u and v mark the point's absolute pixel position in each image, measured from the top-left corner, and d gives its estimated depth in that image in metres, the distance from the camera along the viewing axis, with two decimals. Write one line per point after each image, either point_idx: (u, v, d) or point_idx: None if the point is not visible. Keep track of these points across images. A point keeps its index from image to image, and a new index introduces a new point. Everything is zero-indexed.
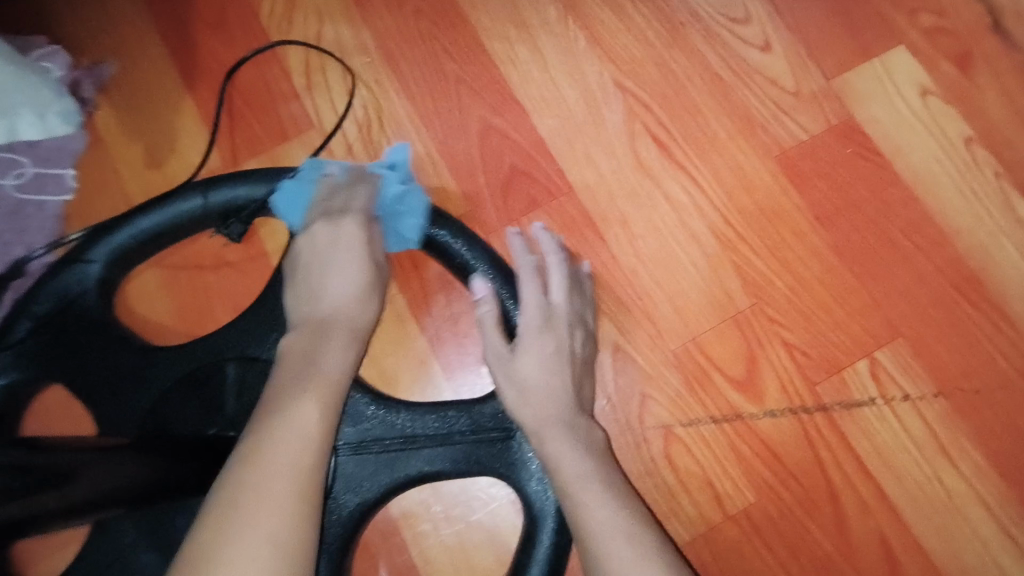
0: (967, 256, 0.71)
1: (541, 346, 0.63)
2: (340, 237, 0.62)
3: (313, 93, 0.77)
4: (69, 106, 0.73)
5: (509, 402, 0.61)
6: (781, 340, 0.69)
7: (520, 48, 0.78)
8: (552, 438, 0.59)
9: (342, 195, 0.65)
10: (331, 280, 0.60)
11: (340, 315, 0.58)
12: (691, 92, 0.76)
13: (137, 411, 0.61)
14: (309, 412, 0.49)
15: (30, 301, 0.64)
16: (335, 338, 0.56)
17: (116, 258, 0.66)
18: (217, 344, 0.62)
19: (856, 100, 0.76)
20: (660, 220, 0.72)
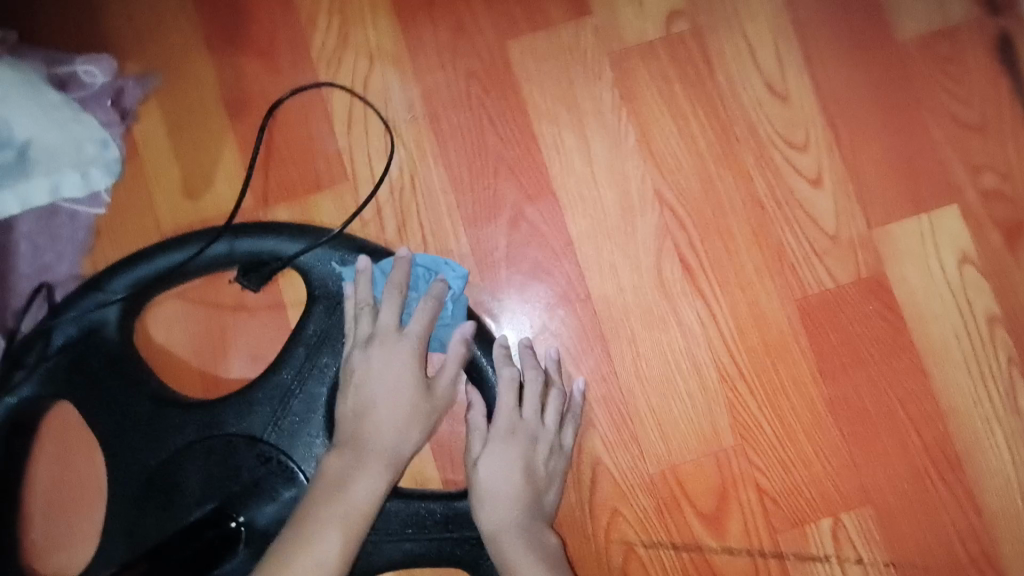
0: (956, 437, 0.72)
1: (505, 454, 0.68)
2: (397, 359, 0.67)
3: (352, 144, 0.77)
4: (110, 158, 0.75)
5: (472, 501, 0.67)
6: (755, 484, 0.72)
7: (568, 134, 0.76)
8: (510, 537, 0.65)
9: (390, 308, 0.68)
10: (377, 398, 0.66)
11: (377, 437, 0.65)
12: (729, 215, 0.75)
13: (144, 455, 0.67)
14: (336, 538, 0.59)
15: (57, 323, 0.70)
16: (372, 462, 0.63)
17: (134, 292, 0.70)
18: (225, 409, 0.68)
19: (891, 255, 0.74)
20: (668, 343, 0.74)
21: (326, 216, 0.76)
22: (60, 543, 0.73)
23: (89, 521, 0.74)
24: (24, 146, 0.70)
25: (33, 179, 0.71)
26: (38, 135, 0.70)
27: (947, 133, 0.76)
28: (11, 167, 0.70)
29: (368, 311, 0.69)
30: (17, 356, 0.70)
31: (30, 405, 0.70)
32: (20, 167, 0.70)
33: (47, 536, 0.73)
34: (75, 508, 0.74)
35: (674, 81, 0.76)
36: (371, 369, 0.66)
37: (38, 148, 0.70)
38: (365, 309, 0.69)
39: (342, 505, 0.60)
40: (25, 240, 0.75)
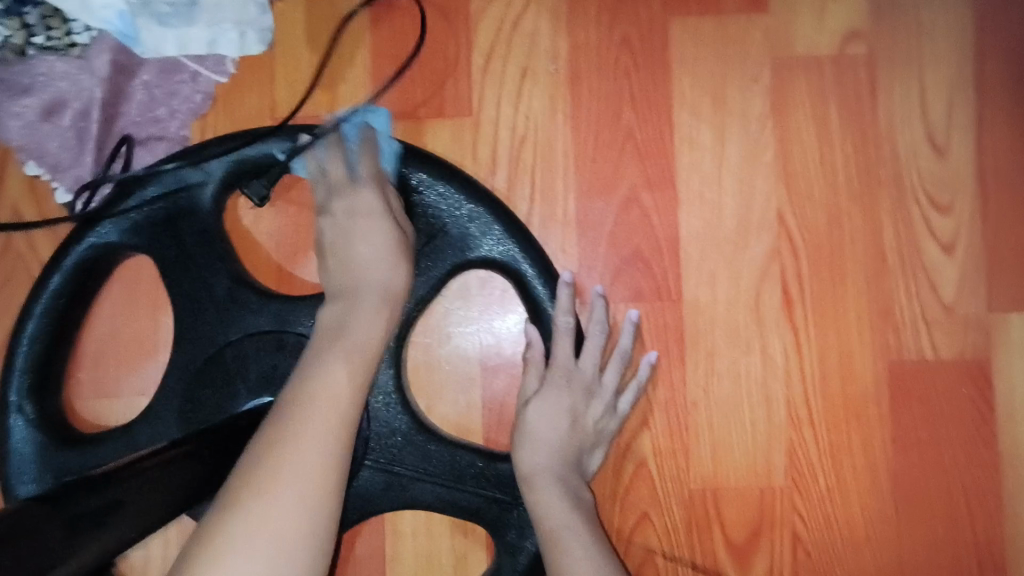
0: (1010, 544, 0.70)
1: (556, 398, 0.68)
2: (371, 209, 0.65)
3: (485, 80, 0.74)
4: (267, 25, 0.73)
5: (514, 443, 0.67)
6: (792, 531, 0.70)
7: (706, 129, 0.72)
8: (546, 484, 0.64)
9: (335, 159, 0.68)
10: (359, 254, 0.63)
11: (359, 285, 0.62)
12: (846, 257, 0.71)
13: (212, 330, 0.67)
14: (340, 383, 0.53)
15: (154, 175, 0.68)
16: (364, 297, 0.61)
17: (234, 169, 0.69)
18: (302, 308, 0.68)
19: (1002, 345, 0.70)
20: (746, 367, 0.71)
21: (440, 145, 0.74)
22: (104, 394, 0.73)
23: (135, 379, 0.73)
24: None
25: (195, 26, 0.70)
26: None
27: None
28: (179, 8, 0.69)
29: (343, 178, 0.67)
30: (108, 202, 0.68)
31: (108, 252, 0.68)
32: (186, 10, 0.70)
33: (92, 384, 0.73)
34: (124, 364, 0.73)
35: (831, 105, 0.72)
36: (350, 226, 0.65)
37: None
38: (339, 176, 0.67)
39: (331, 354, 0.55)
40: (141, 87, 0.72)
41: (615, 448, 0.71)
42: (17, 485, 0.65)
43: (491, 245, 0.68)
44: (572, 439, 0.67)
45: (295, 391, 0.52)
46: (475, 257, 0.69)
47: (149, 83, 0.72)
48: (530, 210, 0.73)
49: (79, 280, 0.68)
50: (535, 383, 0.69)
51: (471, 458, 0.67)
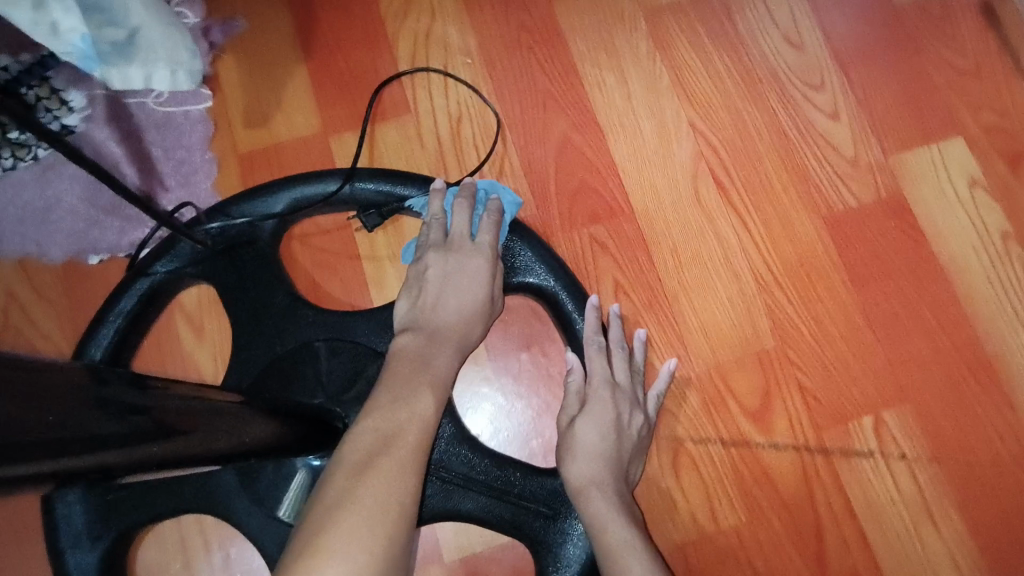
0: (985, 341, 0.76)
1: (602, 411, 0.69)
2: (476, 270, 0.70)
3: (414, 82, 0.84)
4: (196, 67, 0.77)
5: (563, 456, 0.68)
6: (797, 383, 0.75)
7: (609, 75, 0.84)
8: (602, 494, 0.64)
9: (459, 216, 0.72)
10: (449, 300, 0.68)
11: (445, 330, 0.67)
12: (756, 144, 0.82)
13: (256, 360, 0.71)
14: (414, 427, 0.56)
15: (220, 211, 0.73)
16: (445, 344, 0.65)
17: (299, 204, 0.73)
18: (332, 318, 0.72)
19: (908, 180, 0.81)
20: (708, 253, 0.79)
21: (389, 142, 0.83)
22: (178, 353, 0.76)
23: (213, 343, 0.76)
24: (135, 30, 0.66)
25: (131, 65, 0.67)
26: (147, 25, 0.67)
27: (948, 77, 0.83)
28: (116, 46, 0.64)
29: (459, 237, 0.72)
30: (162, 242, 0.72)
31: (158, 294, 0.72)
32: (123, 49, 0.65)
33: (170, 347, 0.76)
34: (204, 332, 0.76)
35: (701, 32, 0.85)
36: (438, 271, 0.70)
37: (143, 37, 0.67)
38: (453, 234, 0.72)
39: (418, 388, 0.60)
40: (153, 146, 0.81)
41: None
42: (63, 524, 0.66)
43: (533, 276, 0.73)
44: (623, 445, 0.68)
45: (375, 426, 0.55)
46: (519, 283, 0.74)
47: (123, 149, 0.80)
48: (483, 175, 0.81)
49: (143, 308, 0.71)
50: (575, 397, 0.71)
51: (516, 470, 0.69)
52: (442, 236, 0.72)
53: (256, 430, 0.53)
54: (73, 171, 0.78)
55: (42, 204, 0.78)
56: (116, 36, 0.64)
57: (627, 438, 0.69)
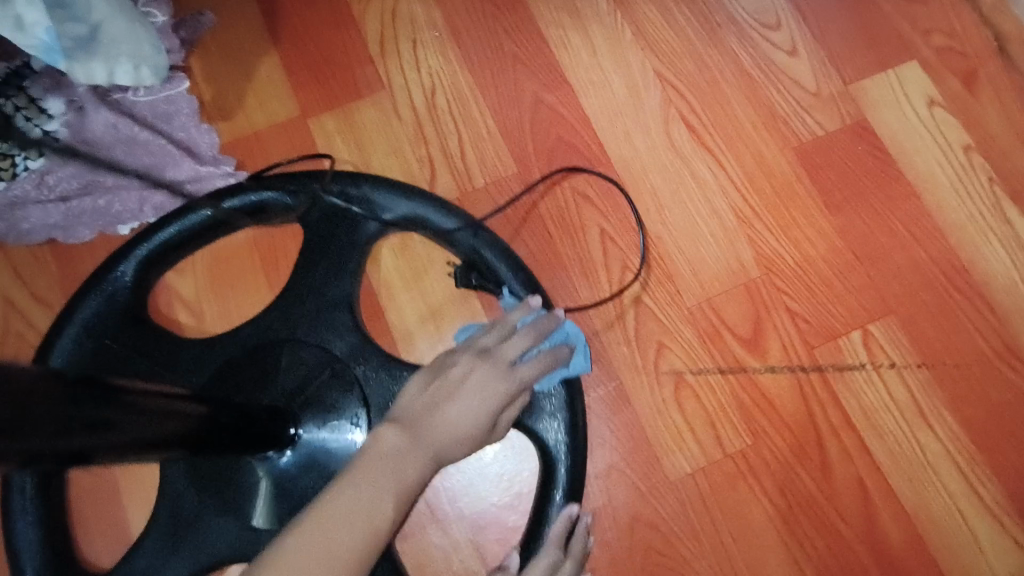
0: (958, 249, 0.79)
1: None
2: (497, 393, 0.63)
3: (386, 59, 0.86)
4: (161, 62, 0.78)
5: None
6: (785, 307, 0.77)
7: (573, 34, 0.87)
8: None
9: (516, 343, 0.67)
10: (455, 407, 0.61)
11: (437, 436, 0.58)
12: (721, 86, 0.85)
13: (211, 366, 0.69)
14: (360, 542, 0.48)
15: (342, 180, 0.73)
16: (423, 450, 0.56)
17: (408, 221, 0.73)
18: (286, 319, 0.70)
19: (869, 105, 0.84)
20: (686, 193, 0.81)
21: (367, 120, 0.84)
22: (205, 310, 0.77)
23: (235, 303, 0.77)
24: (96, 25, 0.70)
25: (93, 60, 0.71)
26: (108, 19, 0.70)
27: (896, 5, 0.86)
28: (80, 41, 0.69)
29: (502, 356, 0.66)
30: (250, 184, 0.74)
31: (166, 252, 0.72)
32: (84, 44, 0.70)
33: (196, 305, 0.77)
34: (229, 289, 0.78)
35: None
36: (460, 377, 0.63)
37: (104, 32, 0.71)
38: (498, 352, 0.66)
39: (386, 496, 0.52)
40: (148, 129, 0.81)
41: (610, 299, 0.78)
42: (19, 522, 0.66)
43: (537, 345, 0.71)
44: None
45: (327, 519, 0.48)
46: (535, 427, 0.70)
47: (112, 143, 0.80)
48: (462, 142, 0.83)
49: (165, 252, 0.72)
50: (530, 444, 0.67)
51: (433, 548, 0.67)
52: (490, 346, 0.66)
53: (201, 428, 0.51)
54: (68, 168, 0.79)
55: (46, 205, 0.78)
56: (77, 31, 0.69)
57: None
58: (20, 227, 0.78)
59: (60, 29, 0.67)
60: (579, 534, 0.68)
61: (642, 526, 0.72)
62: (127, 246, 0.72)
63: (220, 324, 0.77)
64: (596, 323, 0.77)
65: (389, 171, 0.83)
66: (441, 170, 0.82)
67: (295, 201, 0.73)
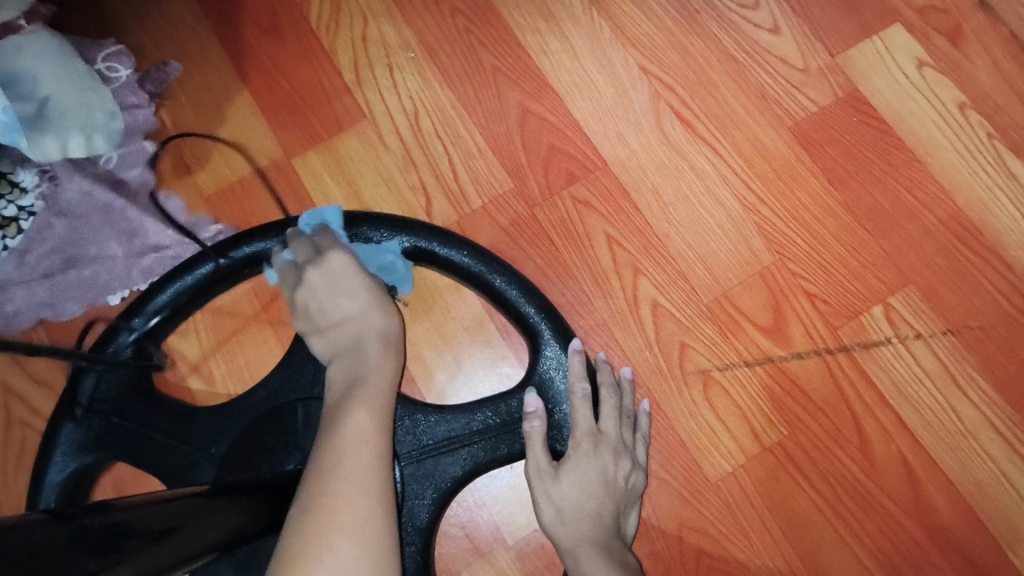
0: (967, 209, 0.78)
1: (591, 487, 0.65)
2: (344, 276, 0.65)
3: (364, 88, 0.84)
4: (114, 129, 0.78)
5: (550, 518, 0.65)
6: (804, 291, 0.76)
7: (551, 38, 0.84)
8: (592, 554, 0.62)
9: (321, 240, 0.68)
10: (365, 312, 0.63)
11: (370, 343, 0.61)
12: (708, 73, 0.83)
13: (228, 436, 0.66)
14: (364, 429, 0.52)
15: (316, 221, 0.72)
16: (379, 366, 0.59)
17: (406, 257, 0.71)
18: (302, 375, 0.67)
19: (859, 74, 0.82)
20: (688, 188, 0.79)
21: (353, 153, 0.82)
22: (212, 375, 0.75)
23: (243, 362, 0.75)
24: (44, 100, 0.73)
25: (46, 137, 0.72)
26: (56, 92, 0.73)
27: None
28: (31, 120, 0.71)
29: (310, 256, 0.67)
30: (219, 245, 0.72)
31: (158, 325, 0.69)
32: (34, 121, 0.72)
33: (202, 369, 0.75)
34: (236, 348, 0.75)
35: None
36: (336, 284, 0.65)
37: (54, 107, 0.73)
38: (337, 247, 0.67)
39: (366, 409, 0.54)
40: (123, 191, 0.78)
41: (626, 305, 0.76)
42: None
43: (550, 360, 0.69)
44: (604, 509, 0.65)
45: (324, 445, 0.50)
46: (562, 447, 0.67)
47: (88, 212, 0.77)
48: (453, 162, 0.81)
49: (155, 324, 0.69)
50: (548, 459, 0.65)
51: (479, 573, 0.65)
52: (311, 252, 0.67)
53: (227, 518, 0.49)
54: (47, 243, 0.76)
55: (29, 284, 0.75)
56: (26, 109, 0.71)
57: (610, 506, 0.65)
58: (5, 311, 0.75)
59: (13, 109, 0.70)
60: (638, 467, 0.69)
61: (691, 534, 0.70)
62: (110, 330, 0.68)
63: (231, 387, 0.74)
64: (614, 332, 0.75)
65: (383, 202, 0.80)
66: (435, 194, 0.80)
67: None
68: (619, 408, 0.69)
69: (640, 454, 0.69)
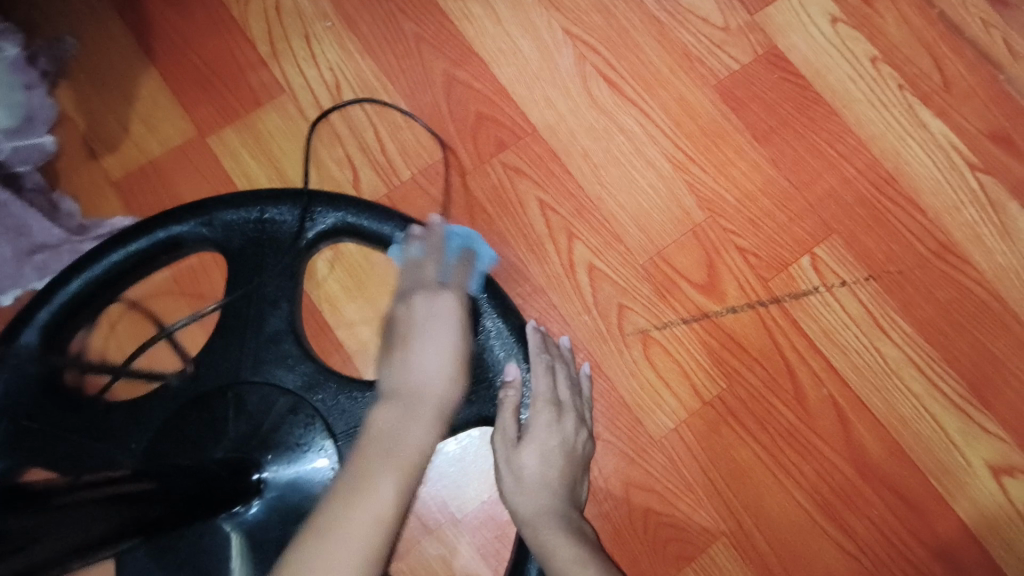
0: (883, 159, 0.81)
1: (548, 455, 0.63)
2: (441, 311, 0.59)
3: (279, 60, 0.80)
4: (18, 101, 0.73)
5: (509, 487, 0.62)
6: (734, 246, 0.77)
7: (473, 4, 0.82)
8: (551, 524, 0.59)
9: (432, 262, 0.64)
10: (426, 348, 0.57)
11: (427, 395, 0.53)
12: (632, 34, 0.83)
13: (150, 430, 0.63)
14: (391, 488, 0.46)
15: (234, 202, 0.68)
16: (423, 414, 0.52)
17: (332, 233, 0.69)
18: (228, 362, 0.64)
19: (778, 32, 0.84)
20: (618, 149, 0.79)
21: (272, 129, 0.78)
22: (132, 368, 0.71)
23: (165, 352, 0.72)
24: None
25: None
26: None
27: None
28: None
29: (433, 280, 0.63)
30: (130, 232, 0.67)
31: (66, 322, 0.64)
32: None
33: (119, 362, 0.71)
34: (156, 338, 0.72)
35: None
36: (419, 317, 0.59)
37: None
38: (429, 279, 0.63)
39: (406, 461, 0.48)
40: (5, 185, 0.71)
41: (563, 270, 0.75)
42: None
43: (490, 330, 0.65)
44: (565, 476, 0.63)
45: (347, 491, 0.45)
46: None
47: None
48: (379, 135, 0.78)
49: (61, 322, 0.63)
50: (518, 424, 0.63)
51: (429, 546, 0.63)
52: (433, 279, 0.63)
53: (146, 508, 0.45)
54: None
55: None
56: None
57: (567, 473, 0.63)
58: None
59: None
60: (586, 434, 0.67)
61: (637, 492, 0.71)
62: (13, 330, 0.63)
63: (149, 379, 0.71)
64: (553, 298, 0.75)
65: (307, 179, 0.77)
66: (362, 168, 0.77)
67: (214, 232, 0.68)
68: (566, 376, 0.68)
69: (587, 419, 0.68)
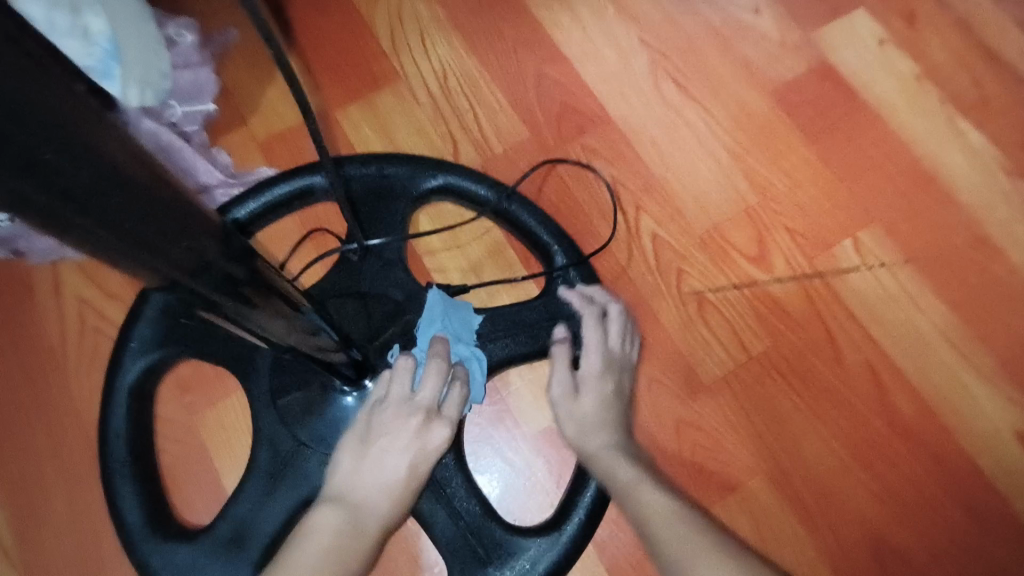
0: (923, 160, 0.90)
1: (602, 397, 0.74)
2: (423, 443, 0.69)
3: (399, 53, 0.95)
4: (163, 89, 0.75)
5: (570, 430, 0.74)
6: (784, 227, 0.87)
7: (563, 15, 0.97)
8: (610, 454, 0.71)
9: (403, 371, 0.71)
10: (392, 454, 0.68)
11: (371, 493, 0.67)
12: (699, 46, 0.96)
13: None
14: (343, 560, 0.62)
15: (358, 160, 0.81)
16: (380, 501, 0.67)
17: (436, 192, 0.81)
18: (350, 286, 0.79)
19: (829, 49, 0.95)
20: (683, 140, 0.91)
21: (388, 107, 0.93)
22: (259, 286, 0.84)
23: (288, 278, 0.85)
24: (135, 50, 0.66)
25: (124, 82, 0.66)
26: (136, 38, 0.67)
27: None
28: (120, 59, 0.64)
29: (414, 402, 0.70)
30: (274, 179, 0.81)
31: None
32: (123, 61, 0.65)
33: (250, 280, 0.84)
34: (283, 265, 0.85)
35: None
36: (386, 422, 0.69)
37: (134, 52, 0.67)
38: (403, 396, 0.71)
39: (349, 531, 0.64)
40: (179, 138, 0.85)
41: (629, 236, 0.87)
42: (122, 506, 0.71)
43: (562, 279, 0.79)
44: (618, 410, 0.75)
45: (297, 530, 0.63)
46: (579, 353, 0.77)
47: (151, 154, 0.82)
48: (477, 116, 0.92)
49: None
50: (569, 375, 0.75)
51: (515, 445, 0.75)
52: (407, 393, 0.71)
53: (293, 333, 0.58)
54: None
55: None
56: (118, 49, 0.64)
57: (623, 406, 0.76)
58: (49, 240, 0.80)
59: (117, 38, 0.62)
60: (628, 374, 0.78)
61: (687, 428, 0.80)
62: None
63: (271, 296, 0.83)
64: (620, 259, 0.86)
65: (415, 149, 0.91)
66: (461, 142, 0.91)
67: None
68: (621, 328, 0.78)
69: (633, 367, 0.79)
